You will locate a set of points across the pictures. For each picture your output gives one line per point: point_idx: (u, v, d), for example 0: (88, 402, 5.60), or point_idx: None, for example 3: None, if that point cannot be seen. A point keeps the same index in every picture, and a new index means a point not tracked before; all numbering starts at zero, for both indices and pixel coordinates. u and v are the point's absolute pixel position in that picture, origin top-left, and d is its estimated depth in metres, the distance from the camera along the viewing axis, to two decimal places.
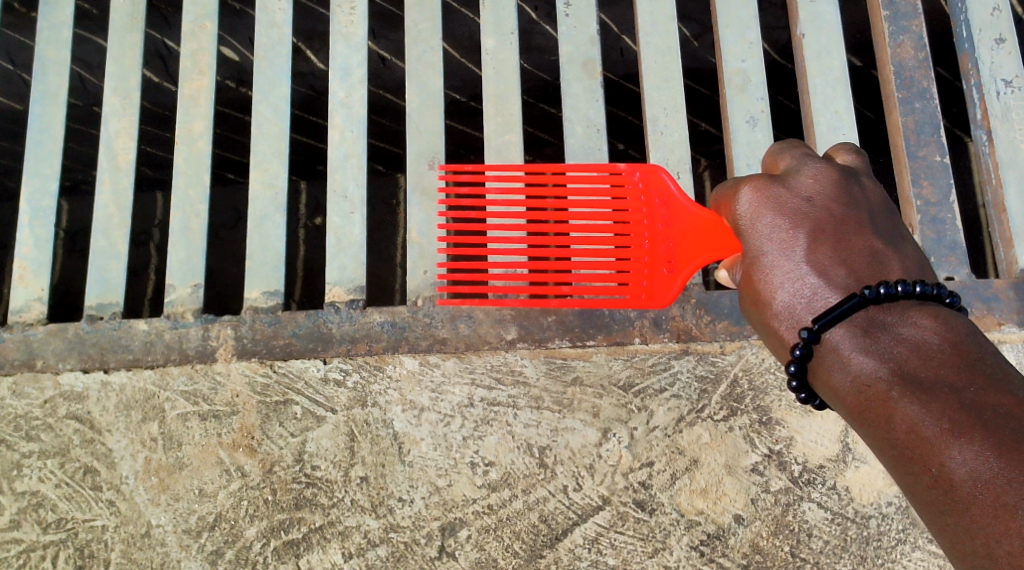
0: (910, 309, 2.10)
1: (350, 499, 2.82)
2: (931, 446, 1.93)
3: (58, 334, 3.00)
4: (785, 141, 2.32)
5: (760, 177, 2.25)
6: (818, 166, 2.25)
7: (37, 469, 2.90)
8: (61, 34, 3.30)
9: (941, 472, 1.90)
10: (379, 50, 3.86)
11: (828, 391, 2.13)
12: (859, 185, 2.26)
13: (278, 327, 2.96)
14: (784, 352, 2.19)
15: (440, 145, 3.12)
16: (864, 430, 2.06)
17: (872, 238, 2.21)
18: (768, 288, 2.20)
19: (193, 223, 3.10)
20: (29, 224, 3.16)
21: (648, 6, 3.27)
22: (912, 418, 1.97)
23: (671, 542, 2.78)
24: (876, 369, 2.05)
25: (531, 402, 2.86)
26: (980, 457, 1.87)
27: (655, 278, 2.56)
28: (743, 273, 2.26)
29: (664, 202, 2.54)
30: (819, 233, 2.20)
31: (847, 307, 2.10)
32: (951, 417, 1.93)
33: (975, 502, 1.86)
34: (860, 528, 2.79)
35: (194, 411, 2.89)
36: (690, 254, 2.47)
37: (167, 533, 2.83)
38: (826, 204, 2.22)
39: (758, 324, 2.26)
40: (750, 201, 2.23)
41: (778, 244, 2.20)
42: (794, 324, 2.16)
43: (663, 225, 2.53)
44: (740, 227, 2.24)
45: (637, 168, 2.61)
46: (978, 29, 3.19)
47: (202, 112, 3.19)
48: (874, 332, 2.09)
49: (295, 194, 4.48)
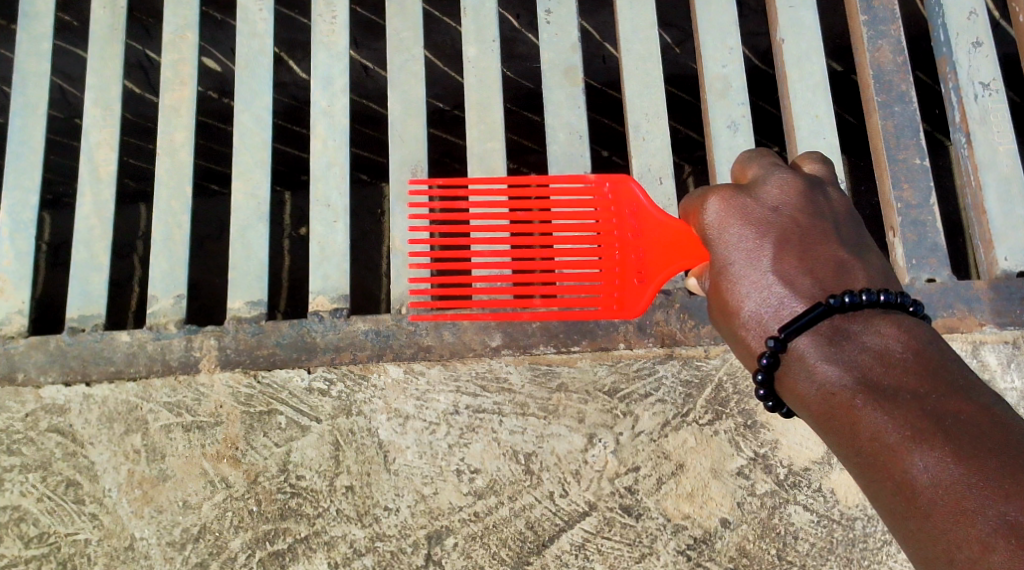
0: (874, 318, 2.11)
1: (335, 508, 2.80)
2: (894, 453, 1.95)
3: (40, 346, 2.98)
4: (753, 150, 2.35)
5: (728, 187, 2.27)
6: (784, 176, 2.27)
7: (19, 482, 2.87)
8: (41, 46, 3.29)
9: (904, 479, 1.93)
10: (362, 60, 3.87)
11: (794, 399, 2.15)
12: (824, 194, 2.29)
13: (261, 337, 2.94)
14: (751, 360, 2.22)
15: (423, 154, 3.12)
16: (830, 438, 2.08)
17: (837, 247, 2.23)
18: (735, 298, 2.22)
19: (176, 234, 3.09)
20: (9, 237, 3.14)
21: (628, 13, 3.28)
22: (875, 425, 1.99)
23: (658, 547, 2.78)
24: (841, 378, 2.07)
25: (516, 409, 2.86)
26: (942, 464, 1.90)
27: (625, 289, 2.57)
28: (712, 282, 2.28)
29: (634, 213, 2.55)
30: (785, 243, 2.21)
31: (813, 316, 2.12)
32: (913, 425, 1.95)
33: (937, 508, 1.88)
34: (845, 530, 2.79)
35: (177, 422, 2.88)
36: (659, 264, 2.48)
37: (151, 546, 2.81)
38: (792, 214, 2.24)
39: (726, 332, 2.28)
40: (717, 211, 2.26)
41: (744, 254, 2.22)
42: (761, 333, 2.18)
43: (633, 235, 2.54)
44: (708, 237, 2.27)
45: (607, 180, 2.61)
46: (956, 33, 3.21)
47: (183, 123, 3.18)
48: (839, 341, 2.11)
49: (279, 205, 4.45)
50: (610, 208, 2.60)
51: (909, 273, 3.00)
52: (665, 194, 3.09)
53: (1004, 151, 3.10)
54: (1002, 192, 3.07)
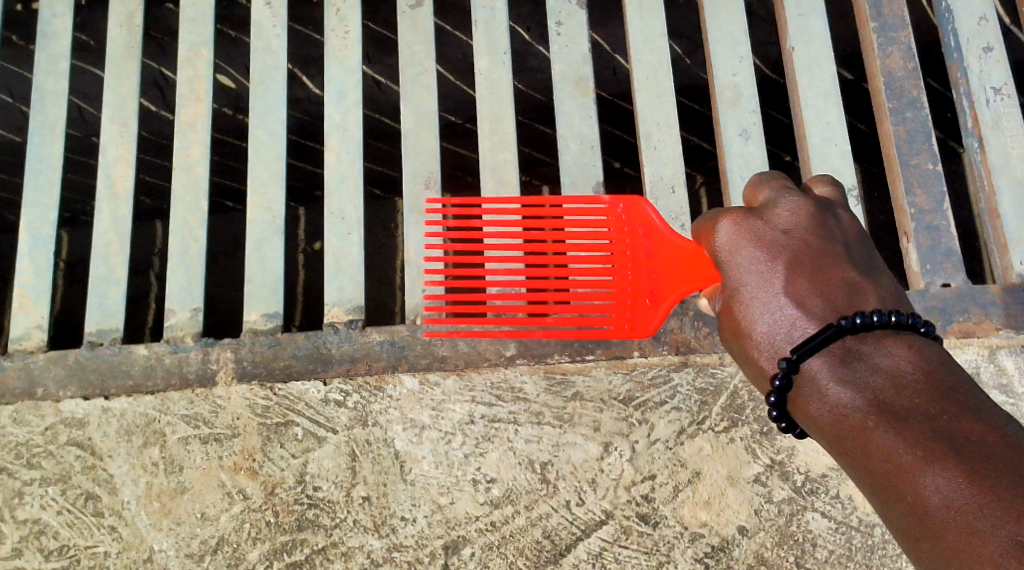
0: (885, 339, 2.12)
1: (352, 519, 2.81)
2: (906, 474, 1.95)
3: (59, 361, 3.00)
4: (764, 173, 2.34)
5: (739, 209, 2.27)
6: (795, 199, 2.27)
7: (39, 496, 2.89)
8: (59, 64, 3.33)
9: (916, 499, 1.93)
10: (375, 75, 3.91)
11: (807, 421, 2.15)
12: (835, 217, 2.28)
13: (277, 349, 2.96)
14: (764, 382, 2.22)
15: (436, 165, 3.15)
16: (843, 459, 2.08)
17: (848, 269, 2.23)
18: (748, 320, 2.22)
19: (192, 247, 3.11)
20: (28, 253, 3.17)
21: (638, 23, 3.30)
22: (887, 447, 2.00)
23: (675, 555, 2.77)
24: (853, 399, 2.08)
25: (532, 418, 2.86)
26: (953, 485, 1.90)
27: (637, 309, 2.58)
28: (723, 302, 2.28)
29: (647, 233, 2.55)
30: (796, 265, 2.21)
31: (825, 338, 2.12)
32: (924, 445, 1.96)
33: (949, 528, 1.88)
34: (865, 536, 2.78)
35: (195, 434, 2.89)
36: (671, 284, 2.48)
37: (170, 558, 2.82)
38: (803, 236, 2.24)
39: (737, 352, 2.29)
40: (728, 234, 2.25)
41: (756, 277, 2.22)
42: (774, 355, 2.19)
43: (645, 255, 2.54)
44: (719, 259, 2.26)
45: (620, 201, 2.61)
46: (967, 39, 3.22)
47: (199, 138, 3.21)
48: (850, 362, 2.11)
49: (294, 220, 4.48)
50: (623, 229, 2.60)
51: (924, 278, 3.00)
52: (678, 203, 3.10)
53: (1017, 155, 3.10)
54: (1015, 197, 3.07)
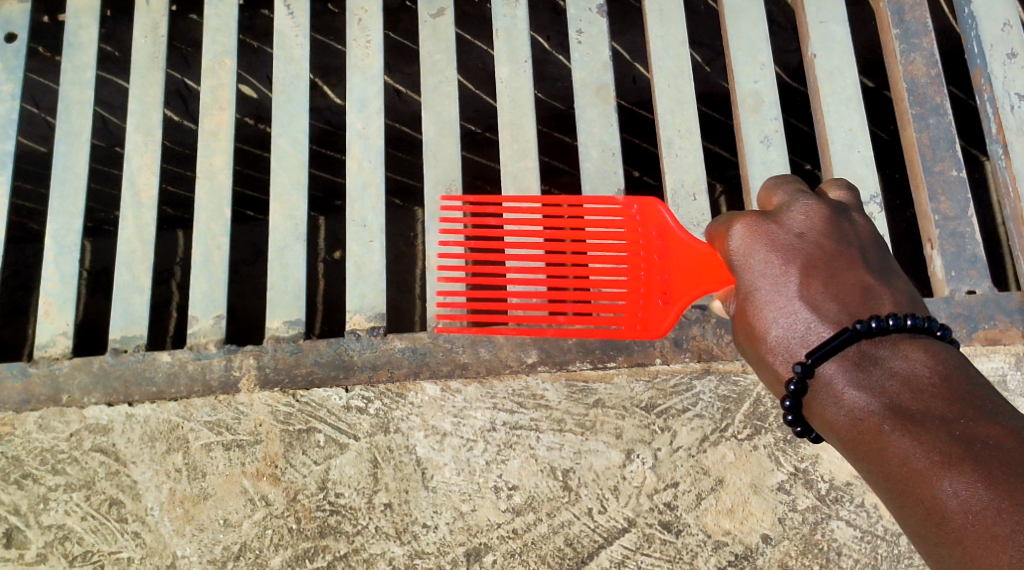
0: (901, 343, 2.10)
1: (374, 526, 2.81)
2: (923, 479, 1.94)
3: (84, 367, 3.02)
4: (778, 176, 2.33)
5: (753, 213, 2.25)
6: (809, 202, 2.25)
7: (63, 502, 2.91)
8: (85, 74, 3.37)
9: (934, 505, 1.91)
10: (394, 84, 3.96)
11: (823, 426, 2.14)
12: (849, 220, 2.27)
13: (300, 356, 2.97)
14: (779, 386, 2.21)
15: (458, 173, 3.15)
16: (859, 464, 2.07)
17: (863, 272, 2.21)
18: (762, 323, 2.21)
19: (215, 255, 3.13)
20: (53, 260, 3.19)
21: (659, 31, 3.30)
22: (903, 451, 1.98)
23: (698, 563, 2.76)
24: (868, 403, 2.07)
25: (553, 425, 2.85)
26: (971, 490, 1.89)
27: (649, 309, 2.58)
28: (737, 306, 2.27)
29: (661, 234, 2.56)
30: (811, 269, 2.20)
31: (840, 342, 2.11)
32: (941, 450, 1.94)
33: (967, 534, 1.87)
34: (890, 545, 2.75)
35: (218, 441, 2.90)
36: (684, 287, 2.50)
37: (193, 564, 2.83)
38: (817, 240, 2.22)
39: (752, 356, 2.28)
40: (742, 237, 2.24)
41: (770, 280, 2.21)
42: (788, 359, 2.18)
43: (660, 257, 2.56)
44: (733, 263, 2.25)
45: (635, 202, 2.61)
46: (990, 44, 3.20)
47: (222, 147, 3.23)
48: (866, 366, 2.10)
49: (314, 229, 4.49)
50: (637, 230, 2.61)
51: (949, 285, 2.98)
52: (700, 210, 3.10)
53: None
54: None
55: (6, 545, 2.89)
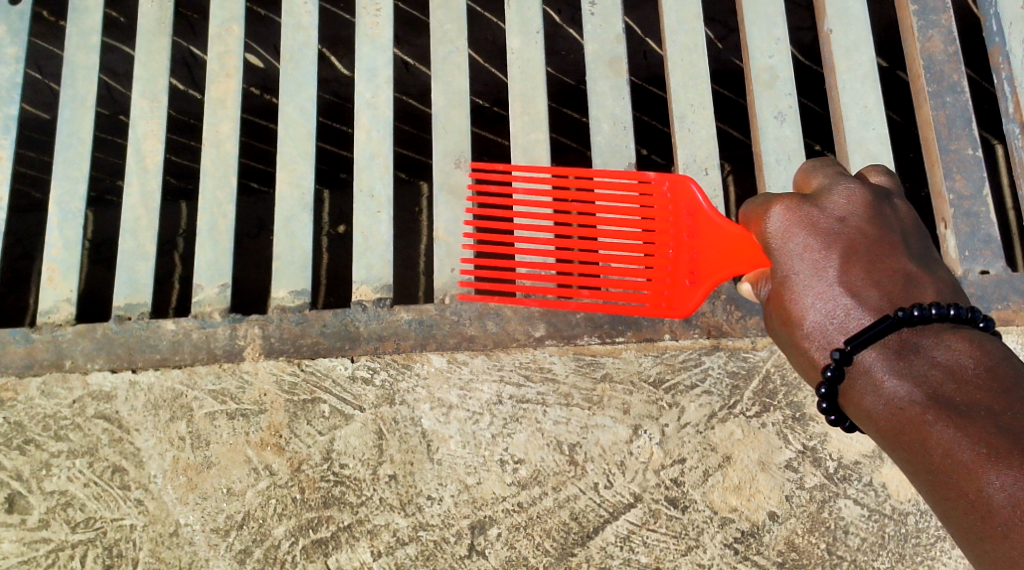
0: (944, 333, 2.07)
1: (378, 497, 2.79)
2: (968, 472, 1.91)
3: (87, 334, 3.00)
4: (817, 159, 2.29)
5: (792, 196, 2.21)
6: (851, 187, 2.22)
7: (67, 468, 2.89)
8: (90, 39, 3.33)
9: (979, 498, 1.89)
10: (403, 56, 3.92)
11: (859, 414, 2.12)
12: (891, 207, 2.24)
13: (305, 325, 2.95)
14: (814, 372, 2.18)
15: (466, 144, 3.11)
16: (898, 454, 2.04)
17: (904, 259, 2.18)
18: (799, 308, 2.17)
19: (221, 224, 3.10)
20: (58, 226, 3.16)
21: (674, 4, 3.25)
22: (947, 442, 1.95)
23: (704, 540, 2.74)
24: (909, 393, 2.04)
25: (560, 399, 2.83)
26: (1018, 483, 1.86)
27: (675, 288, 2.55)
28: (772, 290, 2.23)
29: (691, 213, 2.52)
30: (851, 254, 2.17)
31: (881, 329, 2.08)
32: (987, 443, 1.91)
33: (1014, 527, 1.85)
34: (897, 525, 2.73)
35: (222, 410, 2.88)
36: (714, 267, 2.45)
37: (195, 532, 2.81)
38: (859, 225, 2.19)
39: (784, 340, 2.24)
40: (781, 220, 2.19)
41: (809, 265, 2.17)
42: (825, 345, 2.15)
43: (690, 235, 2.51)
44: (770, 246, 2.21)
45: (666, 179, 2.59)
46: (1009, 22, 3.15)
47: (229, 114, 3.20)
48: (907, 355, 2.07)
49: (319, 202, 4.46)
50: (666, 207, 2.58)
51: (962, 265, 2.94)
52: (711, 185, 3.06)
53: None
54: None
55: (8, 511, 2.88)
